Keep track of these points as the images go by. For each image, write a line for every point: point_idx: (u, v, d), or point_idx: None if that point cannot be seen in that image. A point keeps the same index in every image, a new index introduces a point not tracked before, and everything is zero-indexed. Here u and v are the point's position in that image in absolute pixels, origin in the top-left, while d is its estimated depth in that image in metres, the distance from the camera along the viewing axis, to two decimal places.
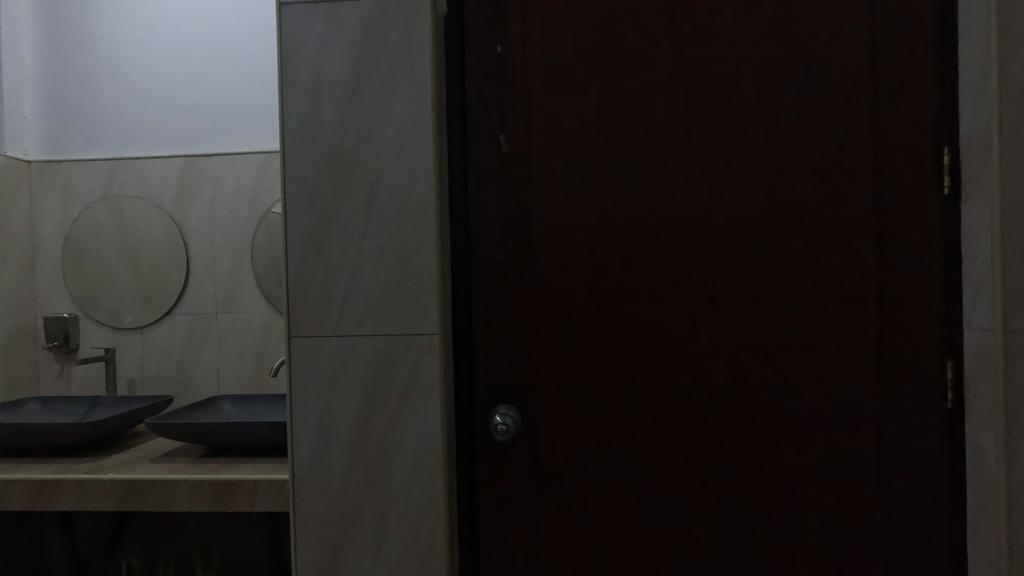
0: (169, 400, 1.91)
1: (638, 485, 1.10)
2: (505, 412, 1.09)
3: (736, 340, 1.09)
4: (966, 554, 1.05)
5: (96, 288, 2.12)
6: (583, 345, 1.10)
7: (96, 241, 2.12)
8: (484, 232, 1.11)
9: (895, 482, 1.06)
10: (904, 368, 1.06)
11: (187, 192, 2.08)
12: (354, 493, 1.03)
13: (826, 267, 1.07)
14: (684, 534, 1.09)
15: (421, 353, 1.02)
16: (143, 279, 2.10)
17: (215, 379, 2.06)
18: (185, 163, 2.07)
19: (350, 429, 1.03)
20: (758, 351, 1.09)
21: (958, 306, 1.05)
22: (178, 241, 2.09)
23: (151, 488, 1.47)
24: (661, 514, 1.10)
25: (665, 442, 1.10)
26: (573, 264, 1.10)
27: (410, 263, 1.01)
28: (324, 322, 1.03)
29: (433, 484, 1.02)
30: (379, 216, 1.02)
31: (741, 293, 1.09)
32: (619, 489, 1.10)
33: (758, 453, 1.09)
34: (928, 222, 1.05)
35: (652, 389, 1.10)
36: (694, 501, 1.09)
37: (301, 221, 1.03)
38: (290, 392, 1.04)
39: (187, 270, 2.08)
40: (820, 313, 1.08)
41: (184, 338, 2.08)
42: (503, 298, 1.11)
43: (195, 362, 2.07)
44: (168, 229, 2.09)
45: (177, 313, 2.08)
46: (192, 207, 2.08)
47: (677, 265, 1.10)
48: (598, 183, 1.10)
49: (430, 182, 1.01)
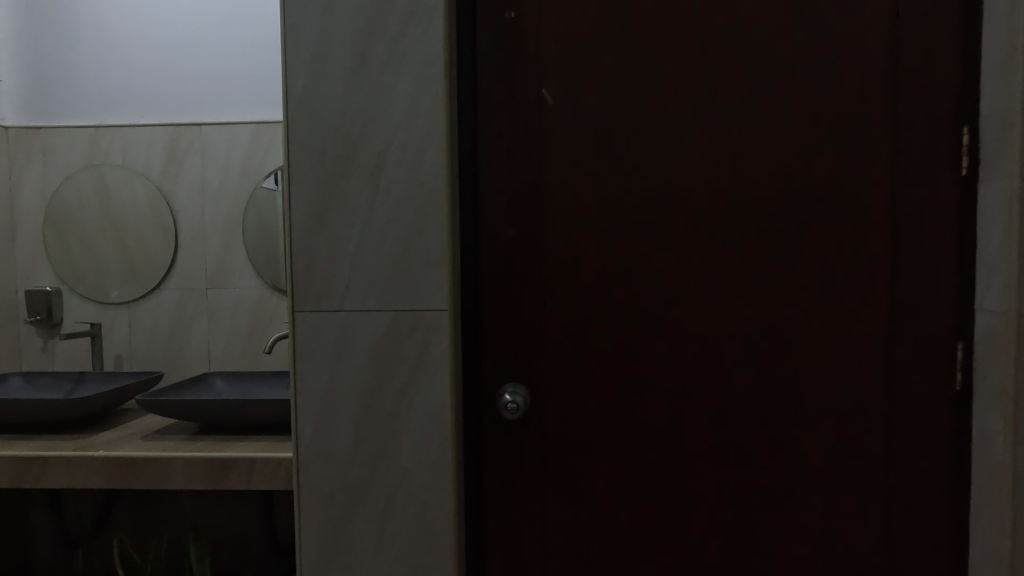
0: (158, 376, 1.87)
1: (646, 465, 1.09)
2: (514, 390, 1.08)
3: (748, 320, 1.08)
4: (968, 533, 1.06)
5: (80, 261, 2.05)
6: (595, 324, 1.08)
7: (79, 213, 2.05)
8: (495, 206, 1.07)
9: (900, 462, 1.07)
10: (914, 350, 1.06)
11: (174, 164, 2.01)
12: (359, 471, 1.01)
13: (841, 248, 1.06)
14: (691, 513, 1.10)
15: (430, 329, 0.99)
16: (129, 253, 2.04)
17: (205, 356, 2.02)
18: (173, 133, 2.00)
19: (356, 406, 1.00)
20: (769, 332, 1.08)
21: (970, 290, 1.05)
22: (165, 214, 2.02)
23: (144, 466, 1.44)
24: (669, 493, 1.09)
25: (673, 423, 1.09)
26: (585, 241, 1.08)
27: (419, 237, 0.98)
28: (329, 296, 1.00)
29: (441, 463, 1.00)
30: (388, 188, 0.98)
31: (754, 274, 1.07)
32: (628, 469, 1.09)
33: (766, 434, 1.08)
34: (943, 204, 1.04)
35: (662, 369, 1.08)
36: (702, 480, 1.09)
37: (306, 192, 0.99)
38: (294, 368, 1.01)
39: (174, 244, 2.02)
40: (833, 295, 1.07)
41: (173, 314, 2.02)
42: (513, 274, 1.08)
43: (184, 338, 2.02)
44: (154, 201, 2.02)
45: (165, 288, 2.02)
46: (179, 178, 2.01)
47: (690, 244, 1.08)
48: (613, 158, 1.07)
49: (441, 153, 0.97)
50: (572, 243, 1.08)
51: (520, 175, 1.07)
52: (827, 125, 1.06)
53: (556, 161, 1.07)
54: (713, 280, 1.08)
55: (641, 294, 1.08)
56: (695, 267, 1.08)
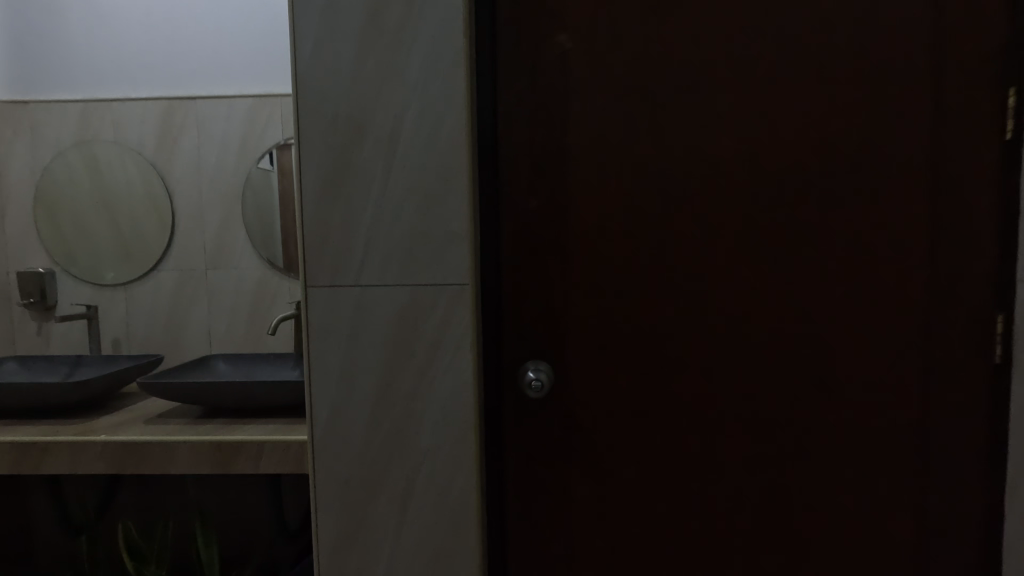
0: (159, 359, 1.81)
1: (674, 442, 1.06)
2: (537, 368, 1.04)
3: (781, 294, 1.04)
4: (1002, 506, 1.05)
5: (73, 242, 1.98)
6: (621, 298, 1.04)
7: (70, 192, 1.97)
8: (517, 176, 1.02)
9: (935, 437, 1.05)
10: (952, 322, 1.03)
11: (168, 140, 1.93)
12: (378, 452, 0.97)
13: (879, 218, 1.02)
14: (721, 492, 1.07)
15: (451, 305, 0.94)
16: (124, 233, 1.97)
17: (206, 338, 1.96)
18: (167, 107, 1.92)
19: (374, 385, 0.96)
20: (802, 305, 1.04)
21: (1011, 259, 1.01)
22: (161, 193, 1.95)
23: (149, 450, 1.39)
24: (698, 472, 1.06)
25: (703, 400, 1.05)
26: (611, 211, 1.03)
27: (439, 208, 0.93)
28: (344, 271, 0.95)
29: (464, 443, 0.96)
30: (405, 155, 0.92)
31: (788, 245, 1.03)
32: (655, 447, 1.06)
33: (799, 410, 1.05)
34: (985, 171, 1.01)
35: (691, 345, 1.05)
36: (732, 458, 1.06)
37: (317, 161, 0.93)
38: (308, 347, 0.96)
39: (171, 223, 1.95)
40: (870, 266, 1.03)
41: (172, 296, 1.97)
42: (535, 247, 1.04)
43: (184, 320, 1.97)
44: (149, 179, 1.95)
45: (162, 268, 1.96)
46: (175, 155, 1.94)
47: (721, 214, 1.03)
48: (640, 124, 1.02)
49: (461, 117, 0.92)
50: (597, 214, 1.03)
51: (542, 143, 1.02)
52: (863, 88, 1.01)
53: (580, 129, 1.02)
54: (744, 252, 1.03)
55: (668, 266, 1.04)
56: (725, 239, 1.03)
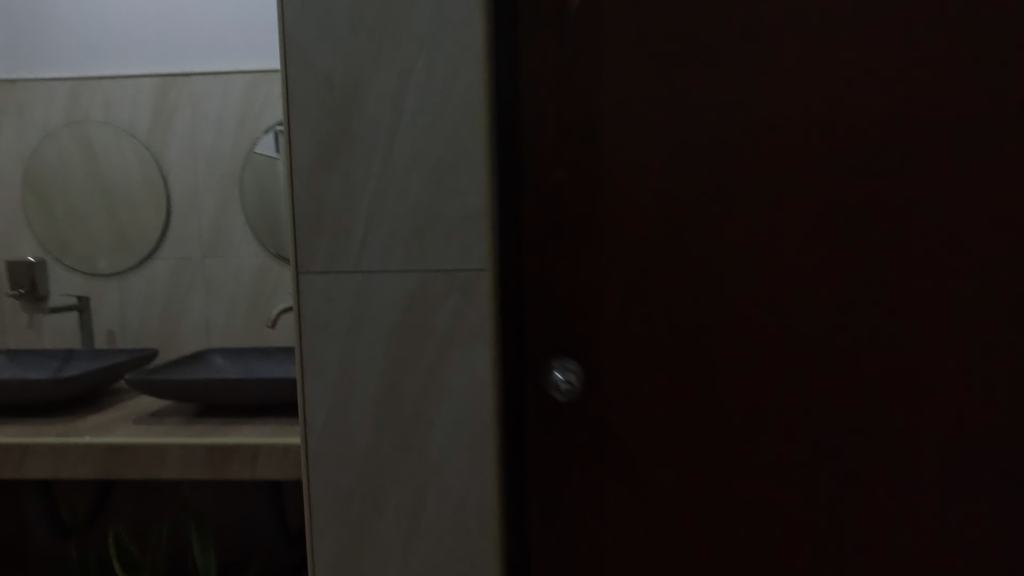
0: (153, 353, 1.70)
1: (717, 448, 0.94)
2: (565, 367, 0.91)
3: (843, 282, 0.91)
4: None
5: (64, 229, 1.87)
6: (658, 287, 0.92)
7: (61, 176, 1.86)
8: (541, 144, 0.90)
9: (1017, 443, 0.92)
10: None
11: (162, 120, 1.81)
12: (382, 463, 0.85)
13: (958, 195, 0.89)
14: (772, 504, 0.95)
15: (465, 294, 0.81)
16: (118, 220, 1.86)
17: (205, 330, 1.85)
18: (160, 85, 1.79)
19: (377, 387, 0.83)
20: (868, 295, 0.91)
21: None
22: (155, 177, 1.83)
23: (136, 454, 1.28)
24: (746, 481, 0.95)
25: (753, 401, 0.94)
26: (648, 187, 0.91)
27: (451, 180, 0.79)
28: (342, 255, 0.82)
29: (480, 454, 0.83)
30: (411, 119, 0.79)
31: (852, 227, 0.91)
32: (696, 454, 0.95)
33: (863, 413, 0.93)
34: None
35: (739, 340, 0.93)
36: (785, 466, 0.94)
37: (310, 126, 0.80)
38: (301, 342, 0.84)
39: (166, 209, 1.84)
40: (946, 250, 0.90)
41: (168, 286, 1.85)
42: (562, 229, 0.91)
43: (182, 312, 1.85)
44: (143, 162, 1.83)
45: (157, 257, 1.85)
46: (169, 136, 1.82)
47: (775, 192, 0.91)
48: (682, 88, 0.90)
49: (477, 74, 0.78)
50: (631, 191, 0.91)
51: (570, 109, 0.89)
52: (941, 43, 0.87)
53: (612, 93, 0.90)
54: (798, 234, 0.91)
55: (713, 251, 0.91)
56: (776, 220, 0.91)
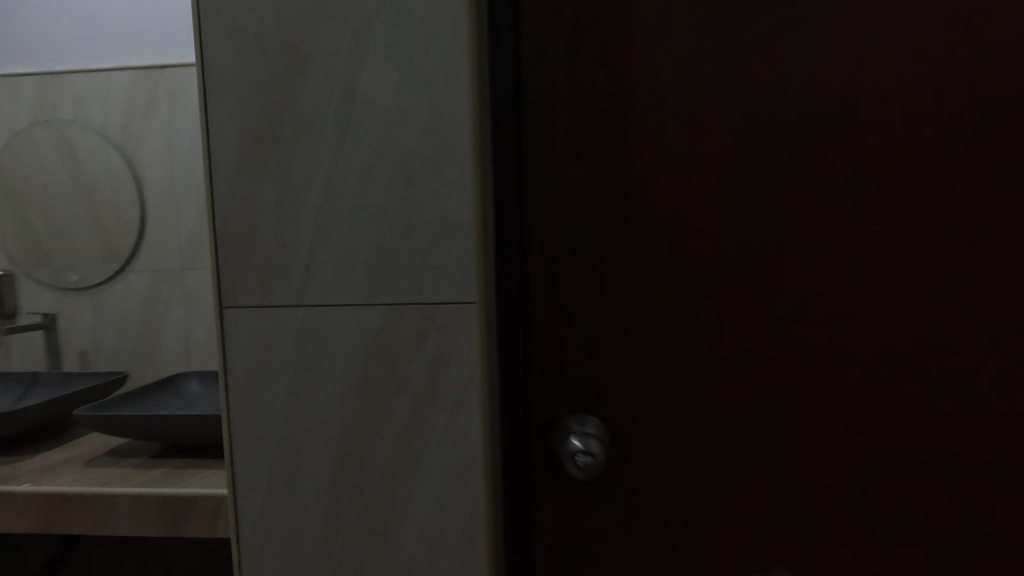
0: (123, 377, 1.50)
1: (787, 524, 0.73)
2: (583, 433, 0.72)
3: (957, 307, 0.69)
4: None
5: (36, 239, 1.68)
6: (704, 328, 0.71)
7: (33, 183, 1.68)
8: (550, 151, 0.71)
9: None
10: None
11: (137, 119, 1.61)
12: (339, 565, 0.62)
13: None
14: None
15: (448, 335, 0.58)
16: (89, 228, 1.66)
17: (185, 351, 1.65)
18: (132, 79, 1.58)
19: (329, 462, 0.61)
20: (992, 326, 0.69)
21: None
22: (129, 183, 1.63)
23: (80, 506, 1.08)
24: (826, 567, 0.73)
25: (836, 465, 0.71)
26: (689, 201, 0.70)
27: (427, 178, 0.57)
28: (279, 281, 0.59)
29: (471, 554, 0.60)
30: (370, 94, 0.57)
31: (969, 234, 0.68)
32: (758, 532, 0.73)
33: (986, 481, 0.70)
34: None
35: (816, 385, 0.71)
36: (879, 549, 0.72)
37: (234, 106, 0.58)
38: (228, 402, 0.62)
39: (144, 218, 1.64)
40: None
41: (145, 302, 1.65)
42: (578, 256, 0.72)
43: (161, 330, 1.66)
44: (116, 166, 1.63)
45: (133, 269, 1.65)
46: (145, 137, 1.61)
47: (864, 189, 0.69)
48: (735, 64, 0.69)
49: (460, 29, 0.56)
50: (667, 207, 0.70)
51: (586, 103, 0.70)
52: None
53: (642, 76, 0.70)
54: (893, 257, 0.69)
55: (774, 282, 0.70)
56: (863, 238, 0.69)
